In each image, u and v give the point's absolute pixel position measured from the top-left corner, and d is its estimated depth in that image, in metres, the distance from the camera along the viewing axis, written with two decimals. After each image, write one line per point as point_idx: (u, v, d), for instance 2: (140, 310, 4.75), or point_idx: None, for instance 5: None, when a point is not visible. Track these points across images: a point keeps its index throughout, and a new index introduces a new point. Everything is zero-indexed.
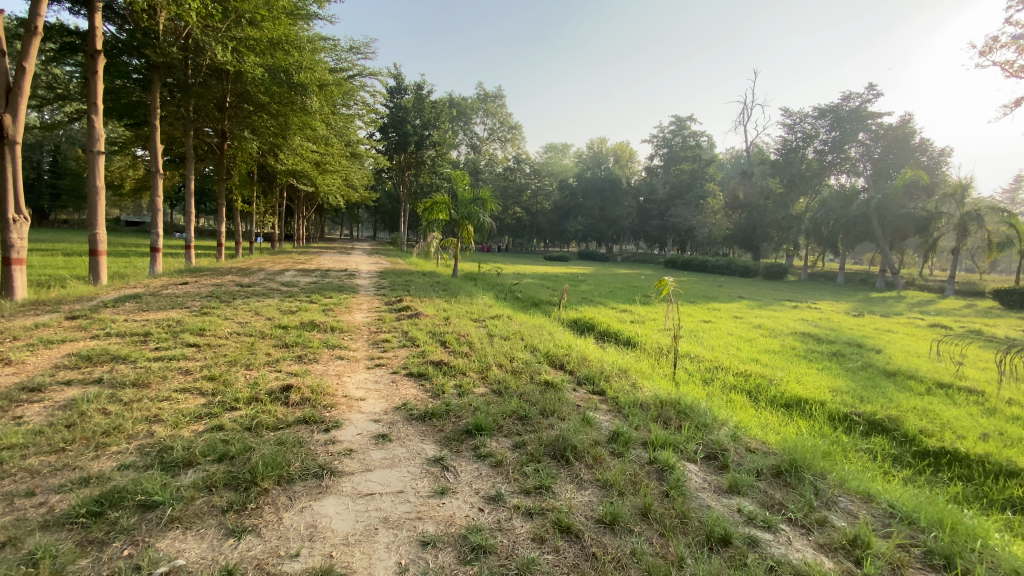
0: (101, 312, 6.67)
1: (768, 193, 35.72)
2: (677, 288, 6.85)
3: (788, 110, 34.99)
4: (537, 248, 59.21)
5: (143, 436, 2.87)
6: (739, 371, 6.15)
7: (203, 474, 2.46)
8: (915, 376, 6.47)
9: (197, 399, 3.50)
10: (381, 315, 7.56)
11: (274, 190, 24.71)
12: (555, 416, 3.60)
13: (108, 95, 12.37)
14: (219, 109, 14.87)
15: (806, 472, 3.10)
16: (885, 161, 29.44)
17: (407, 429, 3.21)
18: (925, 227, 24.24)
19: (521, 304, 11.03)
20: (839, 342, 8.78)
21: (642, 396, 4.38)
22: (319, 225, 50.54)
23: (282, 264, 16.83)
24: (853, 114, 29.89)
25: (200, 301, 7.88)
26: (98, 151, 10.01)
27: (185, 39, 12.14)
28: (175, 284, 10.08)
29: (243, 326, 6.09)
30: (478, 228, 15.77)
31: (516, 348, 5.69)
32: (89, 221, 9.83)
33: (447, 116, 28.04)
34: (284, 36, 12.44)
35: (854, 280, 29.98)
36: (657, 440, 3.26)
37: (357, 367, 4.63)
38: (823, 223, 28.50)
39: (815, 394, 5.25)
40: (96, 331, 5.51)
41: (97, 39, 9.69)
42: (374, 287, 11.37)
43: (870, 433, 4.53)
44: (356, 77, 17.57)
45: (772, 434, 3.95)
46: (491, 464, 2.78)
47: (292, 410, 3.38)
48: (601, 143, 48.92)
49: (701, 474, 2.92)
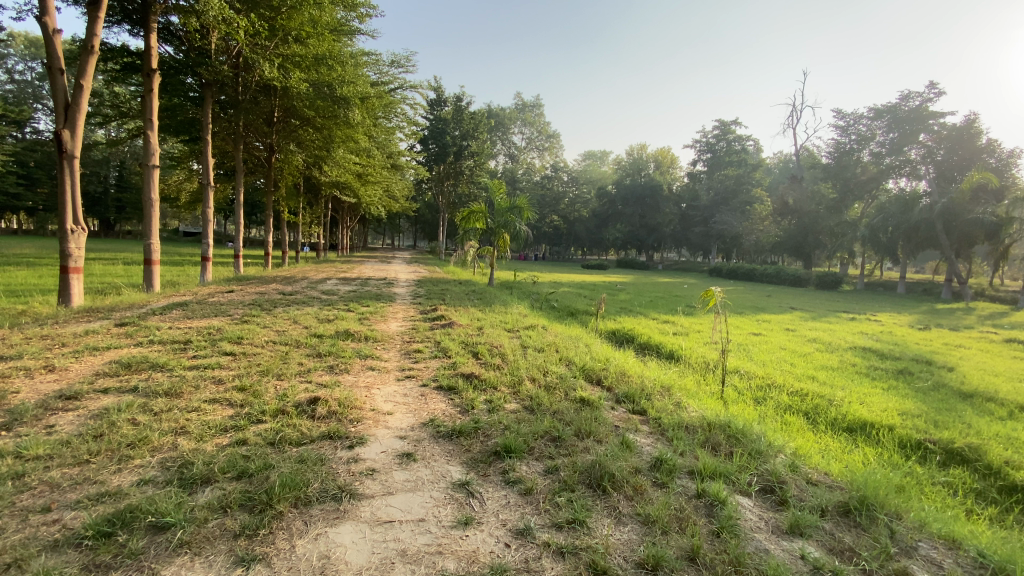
0: (148, 319, 6.89)
1: (819, 199, 34.20)
2: (725, 299, 6.45)
3: (840, 111, 33.42)
4: (575, 257, 58.71)
5: (167, 450, 2.83)
6: (794, 389, 5.69)
7: (220, 492, 2.37)
8: (994, 397, 5.81)
9: (225, 409, 3.47)
10: (415, 324, 7.49)
11: (319, 201, 25.49)
12: (592, 437, 3.35)
13: (165, 113, 13.03)
14: (267, 124, 15.40)
15: (878, 512, 2.71)
16: (948, 163, 26.67)
17: (434, 448, 3.04)
18: (995, 234, 22.70)
19: (558, 314, 10.77)
20: (905, 358, 8.07)
21: (687, 417, 4.06)
22: (362, 235, 52.03)
23: (325, 273, 17.23)
24: (913, 114, 28.12)
25: (242, 309, 8.05)
26: (153, 165, 10.51)
27: (236, 58, 12.66)
28: (221, 292, 10.39)
29: (279, 334, 6.14)
30: (515, 236, 15.65)
31: (551, 361, 5.45)
32: (144, 231, 10.29)
33: (485, 127, 28.36)
34: (328, 52, 12.79)
35: (916, 290, 28.10)
36: (706, 469, 2.97)
37: (387, 379, 4.52)
38: (882, 229, 26.88)
39: (882, 418, 4.76)
40: (140, 338, 5.66)
41: (153, 58, 10.17)
42: (410, 296, 11.42)
43: (948, 464, 4.00)
44: (398, 90, 17.92)
45: (835, 463, 3.55)
46: (520, 492, 2.56)
47: (318, 424, 3.27)
48: (641, 150, 48.24)
49: (756, 510, 2.60)
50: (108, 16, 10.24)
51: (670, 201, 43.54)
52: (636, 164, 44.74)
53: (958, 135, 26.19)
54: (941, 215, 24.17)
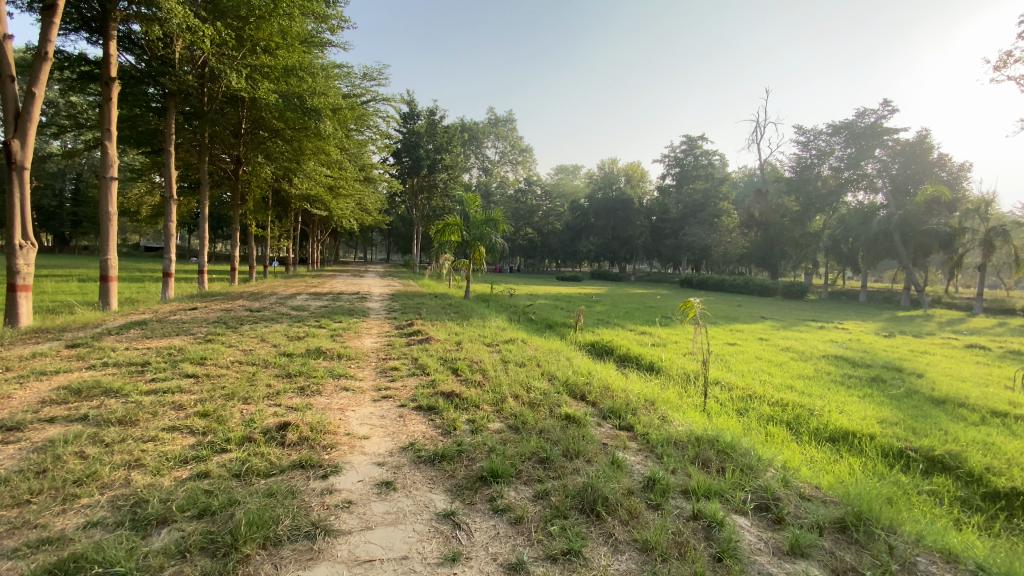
0: (103, 340, 6.46)
1: (784, 211, 35.31)
2: (704, 309, 6.46)
3: (800, 127, 34.77)
4: (549, 269, 58.96)
5: (119, 486, 2.55)
6: (775, 400, 5.68)
7: (178, 535, 2.13)
8: (967, 403, 5.93)
9: (185, 438, 3.19)
10: (391, 340, 7.24)
11: (289, 215, 24.90)
12: (581, 458, 3.21)
13: (125, 123, 12.50)
14: (235, 136, 14.96)
15: (876, 527, 2.66)
16: (903, 176, 28.46)
17: (415, 475, 2.85)
18: (949, 244, 23.63)
19: (536, 326, 10.65)
20: (876, 365, 8.24)
21: (674, 431, 3.97)
22: (333, 248, 51.05)
23: (295, 288, 16.75)
24: (868, 130, 29.65)
25: (206, 328, 7.63)
26: (111, 177, 9.99)
27: (202, 68, 12.29)
28: (183, 310, 9.90)
29: (246, 354, 5.81)
30: (490, 248, 15.53)
31: (533, 376, 5.32)
32: (101, 247, 9.76)
33: (459, 140, 28.32)
34: (298, 63, 12.53)
35: (877, 298, 29.20)
36: (700, 488, 2.85)
37: (363, 400, 4.28)
38: (843, 240, 27.83)
39: (862, 427, 4.77)
40: (94, 360, 5.27)
41: (112, 67, 9.74)
42: (385, 310, 11.14)
43: (930, 472, 4.01)
44: (370, 103, 17.71)
45: (823, 475, 3.51)
46: (510, 521, 2.40)
47: (289, 452, 3.04)
48: (612, 164, 49.22)
49: (754, 530, 2.51)
50: (64, 23, 9.77)
51: (641, 214, 44.25)
52: (607, 178, 45.71)
53: (911, 150, 28.12)
54: (899, 226, 25.23)
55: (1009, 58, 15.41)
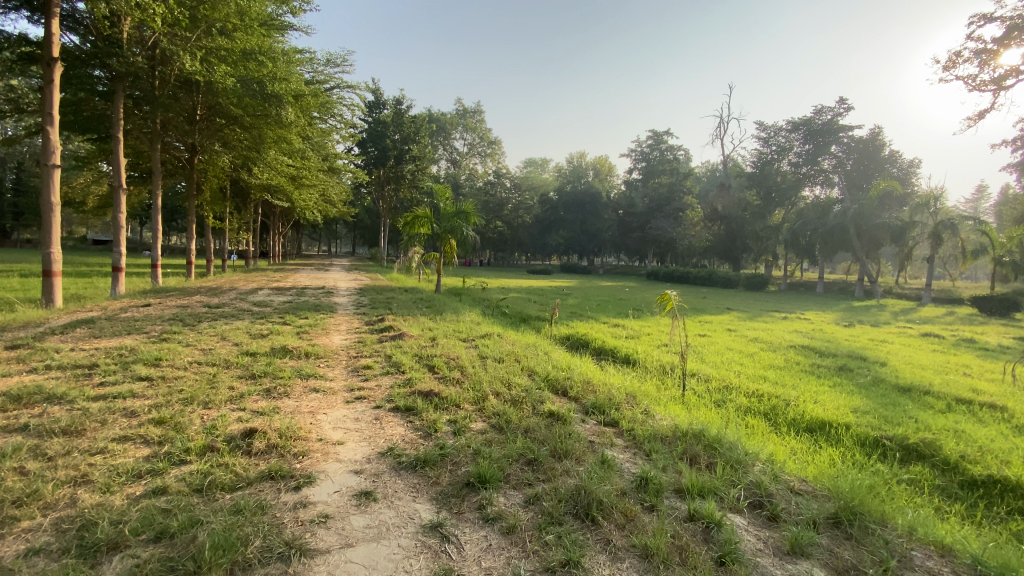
0: (45, 340, 5.94)
1: (746, 205, 36.28)
2: (680, 302, 6.42)
3: (762, 123, 35.65)
4: (519, 262, 58.91)
5: (64, 506, 2.27)
6: (751, 391, 5.71)
7: (132, 564, 1.87)
8: (931, 391, 6.16)
9: (139, 449, 2.90)
10: (361, 337, 6.94)
11: (248, 206, 23.90)
12: (570, 457, 3.09)
13: (68, 107, 11.63)
14: (189, 122, 14.18)
15: (867, 519, 2.65)
16: (857, 172, 30.39)
17: (397, 483, 2.67)
18: (900, 236, 24.60)
19: (510, 320, 10.52)
20: (842, 354, 8.47)
21: (659, 426, 3.90)
22: (296, 241, 49.47)
23: (257, 283, 16.05)
24: (825, 127, 30.70)
25: (161, 326, 7.15)
26: (54, 165, 9.23)
27: (152, 50, 11.52)
28: (136, 307, 9.26)
29: (206, 353, 5.44)
30: (461, 241, 15.23)
31: (513, 372, 5.17)
32: (44, 240, 9.03)
33: (427, 131, 27.75)
34: (258, 46, 11.93)
35: (833, 289, 30.37)
36: (693, 487, 2.77)
37: (335, 402, 4.04)
38: (801, 233, 28.65)
39: (836, 416, 4.84)
40: (35, 363, 4.82)
41: (54, 47, 8.99)
42: (353, 305, 10.78)
43: (907, 460, 4.11)
44: (334, 90, 17.06)
45: (808, 467, 3.52)
46: (502, 531, 2.25)
47: (256, 462, 2.80)
48: (580, 157, 49.91)
49: (752, 530, 2.44)
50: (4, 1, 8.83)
51: (609, 208, 44.71)
52: (576, 172, 46.59)
53: (865, 148, 29.80)
54: (854, 220, 26.13)
55: (958, 59, 16.08)
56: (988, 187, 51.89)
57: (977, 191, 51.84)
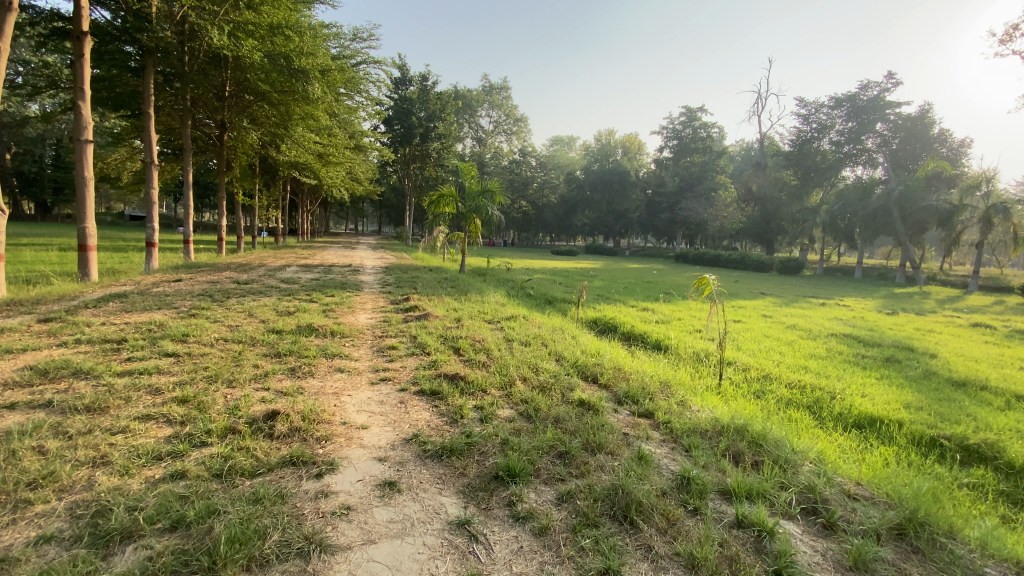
0: (78, 314, 6.03)
1: (782, 185, 34.82)
2: (719, 286, 6.07)
3: (802, 100, 34.02)
4: (543, 242, 58.29)
5: (81, 489, 2.22)
6: (792, 381, 5.41)
7: (145, 556, 1.79)
8: (987, 386, 5.74)
9: (161, 429, 2.83)
10: (387, 316, 6.86)
11: (276, 183, 24.13)
12: (604, 452, 2.90)
13: (100, 84, 11.73)
14: (218, 99, 14.25)
15: (934, 530, 2.39)
16: (903, 152, 28.67)
17: (422, 473, 2.53)
18: (947, 221, 23.21)
19: (535, 302, 10.34)
20: (886, 345, 8.02)
21: (697, 419, 3.67)
22: (324, 219, 49.99)
23: (285, 259, 16.20)
24: (870, 103, 29.28)
25: (190, 301, 7.21)
26: (86, 140, 9.32)
27: (180, 25, 11.45)
28: (167, 281, 9.40)
29: (233, 330, 5.41)
30: (486, 221, 15.00)
31: (540, 357, 5.00)
32: (79, 216, 9.18)
33: (453, 108, 27.34)
34: (284, 20, 11.79)
35: (872, 275, 29.15)
36: (740, 488, 2.56)
37: (359, 383, 3.93)
38: (840, 216, 27.44)
39: (888, 412, 4.52)
40: (67, 337, 4.86)
41: (83, 20, 9.00)
42: (379, 284, 10.76)
43: (966, 462, 3.80)
44: (361, 65, 16.89)
45: (861, 468, 3.24)
46: (535, 532, 2.09)
47: (278, 446, 2.69)
48: (609, 135, 48.80)
49: (809, 539, 2.23)
50: None
51: (637, 187, 43.60)
52: (604, 150, 45.06)
53: (913, 126, 28.07)
54: (898, 203, 24.79)
55: (1014, 32, 14.99)
56: None
57: None
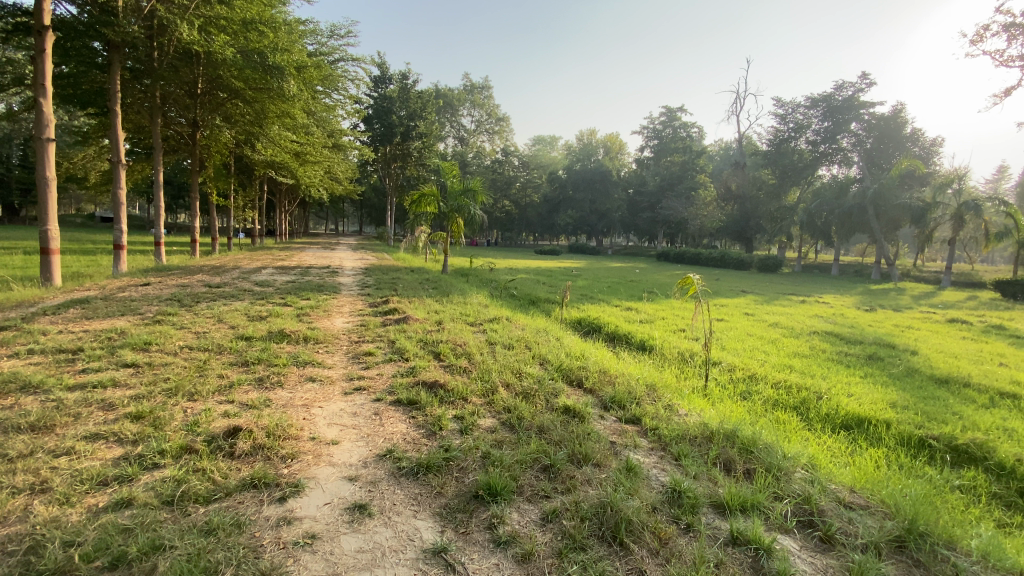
0: (35, 321, 5.69)
1: (761, 184, 35.21)
2: (703, 286, 5.95)
3: (779, 99, 34.55)
4: (526, 241, 58.15)
5: (13, 522, 1.97)
6: (778, 382, 5.33)
7: None
8: (970, 383, 5.75)
9: (109, 450, 2.59)
10: (364, 320, 6.62)
11: (253, 183, 23.54)
12: (590, 463, 2.75)
13: (63, 80, 11.20)
14: (190, 96, 13.75)
15: (934, 541, 2.29)
16: (876, 151, 29.25)
17: (396, 494, 2.34)
18: (920, 218, 23.59)
19: (519, 303, 10.18)
20: (868, 342, 8.03)
21: (685, 424, 3.54)
22: (303, 219, 49.10)
23: (261, 261, 15.72)
24: (845, 103, 29.83)
25: (157, 307, 6.85)
26: (48, 138, 8.85)
27: (148, 19, 11.01)
28: (135, 286, 8.97)
29: (199, 337, 5.13)
30: (469, 220, 14.71)
31: (523, 361, 4.83)
32: (41, 217, 8.70)
33: (433, 106, 27.03)
34: (257, 15, 11.48)
35: (848, 271, 29.71)
36: (733, 501, 2.44)
37: (332, 393, 3.72)
38: (818, 214, 27.84)
39: (877, 412, 4.45)
40: (20, 347, 4.55)
41: (43, 14, 8.55)
42: (358, 286, 10.44)
43: (957, 463, 3.74)
44: (339, 63, 16.55)
45: (853, 472, 3.15)
46: (517, 559, 1.93)
47: (238, 467, 2.48)
48: (591, 134, 48.97)
49: (807, 556, 2.10)
50: None
51: (619, 186, 43.75)
52: (586, 150, 45.34)
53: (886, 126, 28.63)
54: (873, 201, 25.20)
55: (985, 33, 15.32)
56: (1008, 167, 50.13)
57: (996, 171, 50.01)
